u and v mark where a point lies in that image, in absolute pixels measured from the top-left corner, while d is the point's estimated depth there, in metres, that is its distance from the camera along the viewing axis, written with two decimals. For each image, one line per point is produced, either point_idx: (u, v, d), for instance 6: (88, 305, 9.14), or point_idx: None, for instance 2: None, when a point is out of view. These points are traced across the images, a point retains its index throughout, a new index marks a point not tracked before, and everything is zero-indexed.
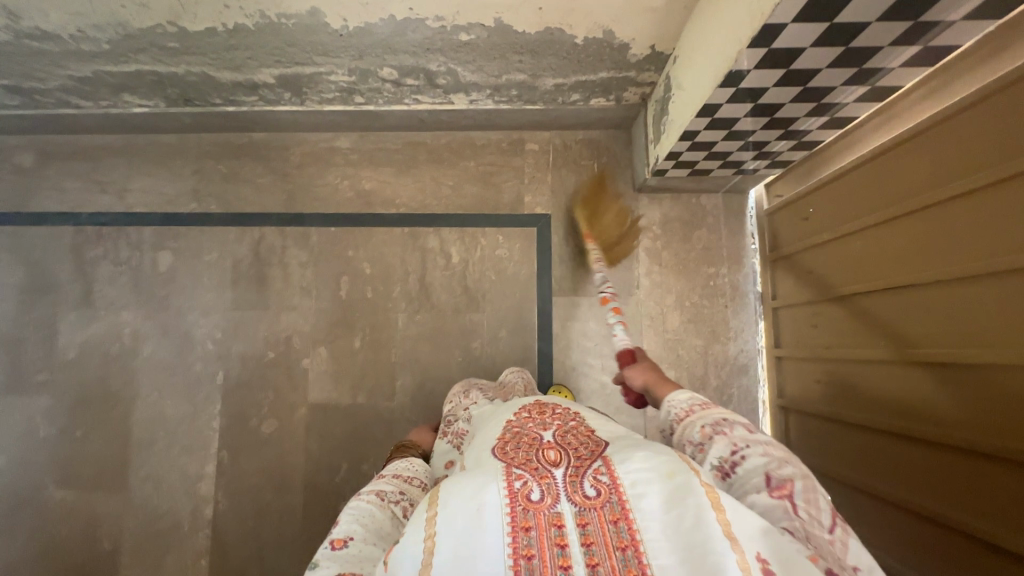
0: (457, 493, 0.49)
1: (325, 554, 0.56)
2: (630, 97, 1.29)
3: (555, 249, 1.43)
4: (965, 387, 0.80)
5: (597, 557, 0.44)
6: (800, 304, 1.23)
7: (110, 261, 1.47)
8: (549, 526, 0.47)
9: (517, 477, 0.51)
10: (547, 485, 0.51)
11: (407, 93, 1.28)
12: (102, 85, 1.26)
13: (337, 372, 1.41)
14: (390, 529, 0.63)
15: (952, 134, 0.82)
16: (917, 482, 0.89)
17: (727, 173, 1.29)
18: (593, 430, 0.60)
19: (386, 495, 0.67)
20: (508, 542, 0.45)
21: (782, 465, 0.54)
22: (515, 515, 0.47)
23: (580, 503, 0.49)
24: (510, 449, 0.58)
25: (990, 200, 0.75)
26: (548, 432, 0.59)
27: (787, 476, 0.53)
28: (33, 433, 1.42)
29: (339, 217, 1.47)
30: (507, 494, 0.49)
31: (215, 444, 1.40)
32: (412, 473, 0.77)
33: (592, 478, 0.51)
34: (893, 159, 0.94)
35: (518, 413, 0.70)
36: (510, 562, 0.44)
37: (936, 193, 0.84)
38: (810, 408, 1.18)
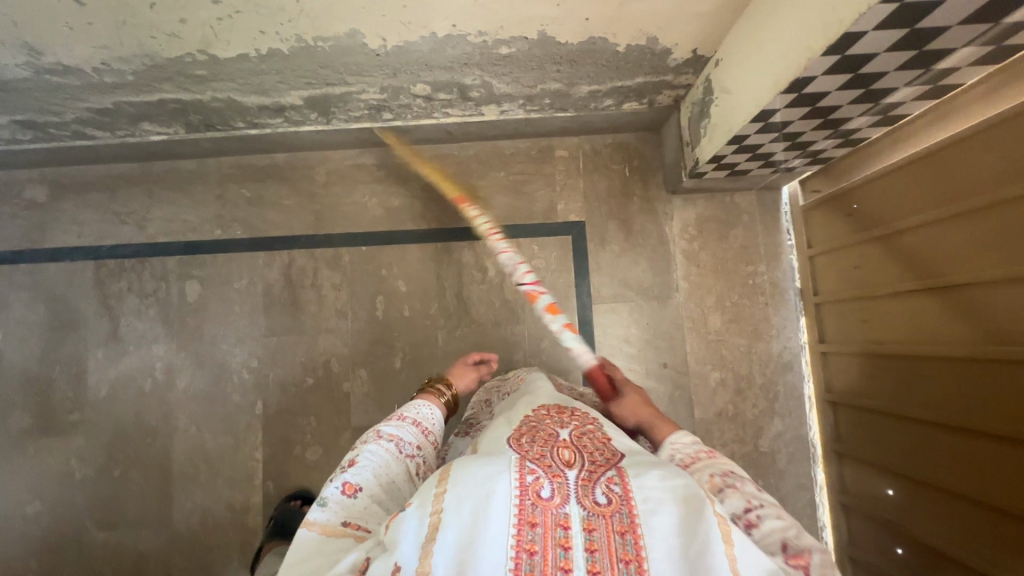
0: (473, 476, 0.57)
1: (337, 496, 0.69)
2: (664, 100, 1.27)
3: (592, 256, 1.42)
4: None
5: (598, 565, 0.52)
6: (847, 300, 1.22)
7: (136, 294, 1.43)
8: (555, 525, 0.55)
9: (530, 472, 0.59)
10: (559, 485, 0.58)
11: (438, 107, 1.25)
12: (122, 115, 1.21)
13: (380, 394, 1.39)
14: (399, 485, 0.74)
15: (1004, 140, 0.83)
16: (983, 477, 0.89)
17: (765, 172, 1.29)
18: (609, 438, 0.68)
19: (404, 450, 0.77)
20: (514, 532, 0.54)
21: (799, 535, 0.57)
22: (524, 510, 0.55)
23: (590, 509, 0.56)
24: (526, 442, 0.66)
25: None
26: (564, 432, 0.68)
27: (803, 537, 0.57)
28: (70, 476, 1.38)
29: (369, 236, 1.44)
30: (518, 486, 0.57)
31: (259, 474, 1.37)
32: (433, 425, 0.86)
33: (604, 487, 0.58)
34: (940, 162, 0.96)
35: (537, 412, 0.76)
36: (513, 553, 0.52)
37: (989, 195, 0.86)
38: (863, 404, 1.18)
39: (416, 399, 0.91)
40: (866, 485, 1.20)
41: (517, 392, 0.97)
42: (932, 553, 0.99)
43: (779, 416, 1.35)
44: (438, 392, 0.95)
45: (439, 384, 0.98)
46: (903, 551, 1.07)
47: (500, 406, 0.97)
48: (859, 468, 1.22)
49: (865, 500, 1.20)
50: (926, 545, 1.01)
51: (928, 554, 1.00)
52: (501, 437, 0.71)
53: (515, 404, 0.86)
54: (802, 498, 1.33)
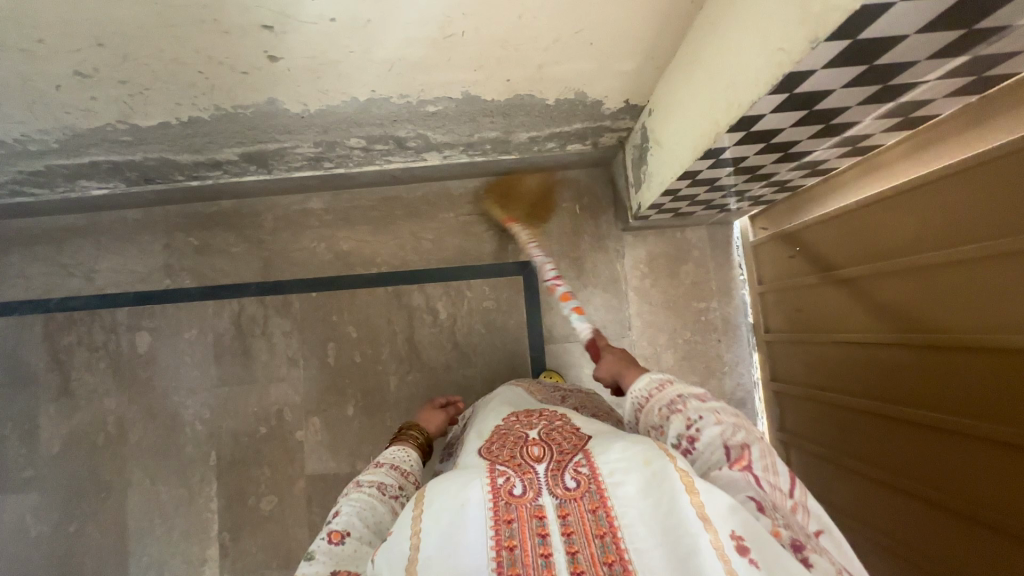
0: (442, 489, 0.55)
1: (323, 547, 0.64)
2: (607, 141, 1.26)
3: (543, 295, 1.41)
4: (959, 452, 0.80)
5: (575, 545, 0.50)
6: (791, 341, 1.22)
7: (86, 347, 1.42)
8: (530, 517, 0.52)
9: (500, 474, 0.57)
10: (530, 480, 0.56)
11: (377, 156, 1.23)
12: (56, 176, 1.20)
13: (333, 441, 1.38)
14: (386, 524, 0.70)
15: (926, 203, 0.84)
16: (913, 533, 0.89)
17: (711, 212, 1.28)
18: (579, 427, 0.66)
19: (385, 491, 0.74)
20: (491, 533, 0.50)
21: (735, 432, 0.59)
22: (498, 510, 0.53)
23: (561, 495, 0.54)
24: (496, 447, 0.64)
25: (962, 274, 0.78)
26: (533, 432, 0.65)
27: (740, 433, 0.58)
28: (26, 532, 1.38)
29: (318, 282, 1.43)
30: (490, 490, 0.54)
31: (215, 526, 1.37)
32: (410, 465, 0.84)
33: (573, 471, 0.56)
34: (870, 217, 0.96)
35: (507, 419, 0.76)
36: (493, 554, 0.49)
37: (930, 251, 0.83)
38: (810, 446, 1.18)
39: (391, 445, 0.88)
40: None
41: (495, 399, 0.94)
42: None
43: None
44: (412, 434, 0.93)
45: (412, 429, 0.95)
46: None
47: (480, 411, 0.94)
48: None
49: None
50: None
51: None
52: (473, 448, 0.69)
53: (487, 415, 0.85)
54: None
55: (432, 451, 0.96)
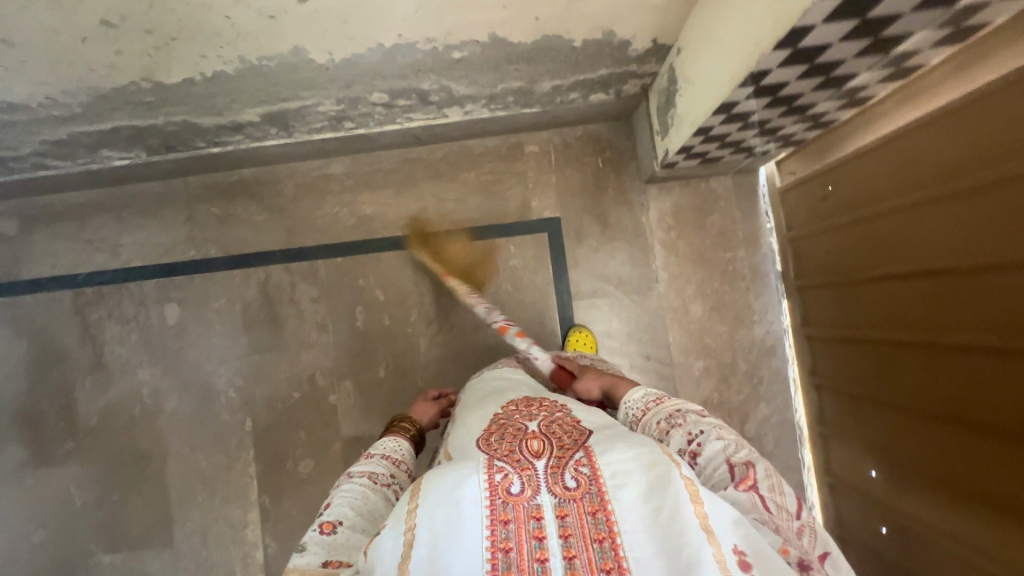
0: (441, 483, 0.55)
1: (315, 538, 0.65)
2: (630, 89, 1.24)
3: (569, 251, 1.40)
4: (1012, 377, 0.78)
5: (573, 549, 0.50)
6: (823, 284, 1.21)
7: (116, 321, 1.43)
8: (528, 518, 0.52)
9: (497, 470, 0.57)
10: (528, 477, 0.57)
11: (399, 113, 1.22)
12: (79, 145, 1.19)
13: (366, 404, 1.40)
14: (379, 512, 0.71)
15: (962, 127, 0.82)
16: (953, 461, 0.90)
17: (738, 157, 1.26)
18: (579, 420, 0.67)
19: (377, 479, 0.75)
20: (487, 533, 0.51)
21: (738, 450, 0.61)
22: (495, 510, 0.53)
23: (560, 494, 0.54)
24: (494, 440, 0.64)
25: (998, 196, 0.77)
26: (532, 423, 0.67)
27: (743, 453, 0.61)
28: (71, 504, 1.41)
29: (343, 247, 1.43)
30: (486, 486, 0.55)
31: (255, 490, 1.39)
32: (404, 454, 0.86)
33: (573, 470, 0.57)
34: (902, 147, 0.94)
35: (505, 407, 0.74)
36: (488, 555, 0.49)
37: (978, 172, 0.80)
38: (844, 386, 1.18)
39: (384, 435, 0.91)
40: (850, 464, 1.20)
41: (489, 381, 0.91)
42: (914, 535, 1.00)
43: (764, 401, 1.35)
44: (404, 424, 0.97)
45: (404, 421, 0.98)
46: (889, 528, 1.08)
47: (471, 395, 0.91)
48: (842, 448, 1.22)
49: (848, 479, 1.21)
50: (909, 527, 1.01)
51: (909, 535, 1.02)
52: (472, 437, 0.69)
53: (484, 400, 0.82)
54: (790, 480, 1.34)
55: (423, 440, 1.00)
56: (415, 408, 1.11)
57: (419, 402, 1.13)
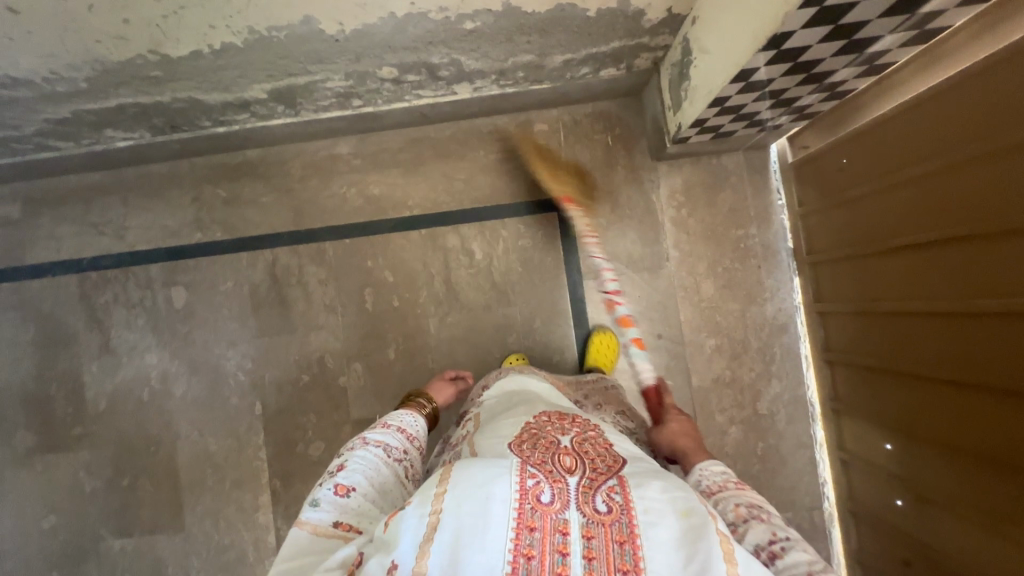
0: (471, 477, 0.58)
1: (330, 497, 0.70)
2: (642, 63, 1.22)
3: (579, 230, 1.39)
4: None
5: (594, 572, 0.51)
6: (838, 260, 1.20)
7: (123, 304, 1.42)
8: (553, 531, 0.55)
9: (530, 476, 0.60)
10: (559, 490, 0.59)
11: (408, 89, 1.21)
12: (83, 124, 1.17)
13: (376, 385, 1.39)
14: (389, 485, 0.76)
15: (981, 91, 0.81)
16: (977, 430, 0.90)
17: (751, 131, 1.25)
18: (610, 444, 0.69)
19: (391, 454, 0.80)
20: (512, 536, 0.53)
21: (824, 569, 0.57)
22: (523, 514, 0.55)
23: (589, 515, 0.56)
24: (527, 447, 0.66)
25: (1018, 158, 0.76)
26: (565, 439, 0.69)
27: (829, 572, 0.56)
28: (81, 489, 1.40)
29: (351, 228, 1.41)
30: (518, 490, 0.57)
31: (266, 473, 1.39)
32: (417, 431, 0.90)
33: (604, 495, 0.58)
34: (919, 116, 0.93)
35: (538, 418, 0.76)
36: (510, 558, 0.52)
37: (995, 137, 0.79)
38: (858, 361, 1.18)
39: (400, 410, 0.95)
40: (865, 440, 1.20)
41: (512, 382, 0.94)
42: (936, 507, 1.00)
43: (777, 379, 1.35)
44: (421, 403, 1.00)
45: (420, 398, 1.02)
46: (905, 502, 1.08)
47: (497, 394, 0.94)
48: (856, 424, 1.22)
49: (862, 455, 1.21)
50: (931, 500, 1.01)
51: (930, 507, 1.01)
52: (502, 440, 0.71)
53: (512, 405, 0.85)
54: (802, 457, 1.34)
55: (438, 419, 1.03)
56: (431, 386, 1.13)
57: (437, 380, 1.16)
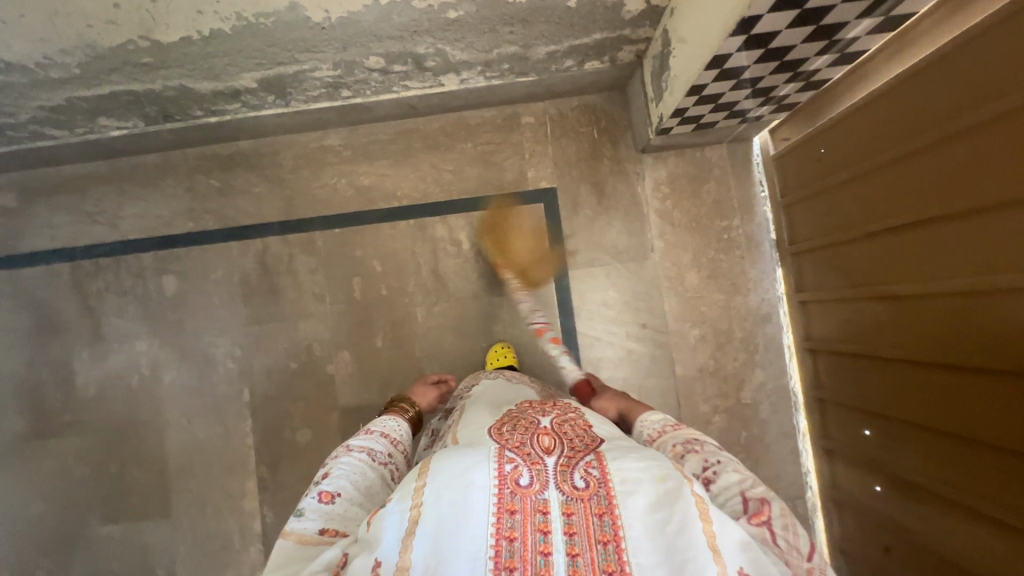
0: (450, 467, 0.59)
1: (314, 505, 0.69)
2: (625, 56, 1.25)
3: (565, 221, 1.41)
4: (1008, 315, 0.79)
5: (576, 547, 0.53)
6: (817, 248, 1.22)
7: (115, 292, 1.43)
8: (534, 511, 0.55)
9: (508, 461, 0.60)
10: (537, 472, 0.59)
11: (395, 80, 1.23)
12: (77, 112, 1.20)
13: (364, 373, 1.40)
14: (376, 489, 0.75)
15: (946, 74, 0.84)
16: (951, 408, 0.91)
17: (732, 123, 1.27)
18: (590, 425, 0.69)
19: (376, 457, 0.79)
20: (494, 521, 0.54)
21: (753, 486, 0.65)
22: (502, 498, 0.56)
23: (568, 493, 0.57)
24: (506, 431, 0.67)
25: (986, 136, 0.78)
26: (546, 419, 0.69)
27: (756, 489, 0.64)
28: (69, 475, 1.41)
29: (340, 218, 1.43)
30: (496, 476, 0.58)
31: (253, 460, 1.40)
32: (401, 434, 0.88)
33: (582, 471, 0.59)
34: (889, 102, 0.95)
35: (520, 404, 0.78)
36: (493, 542, 0.53)
37: (961, 118, 0.82)
38: (837, 348, 1.19)
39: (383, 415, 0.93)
40: (843, 426, 1.21)
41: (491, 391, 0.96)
42: (915, 489, 1.00)
43: (760, 368, 1.36)
44: (403, 407, 0.97)
45: (403, 403, 1.00)
46: (884, 486, 1.09)
47: (478, 394, 0.95)
48: (836, 411, 1.23)
49: (842, 442, 1.22)
50: (909, 482, 1.02)
51: (908, 488, 1.02)
52: (484, 427, 0.73)
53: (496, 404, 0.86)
54: (786, 446, 1.35)
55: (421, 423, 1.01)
56: (415, 390, 1.11)
57: (419, 384, 1.14)
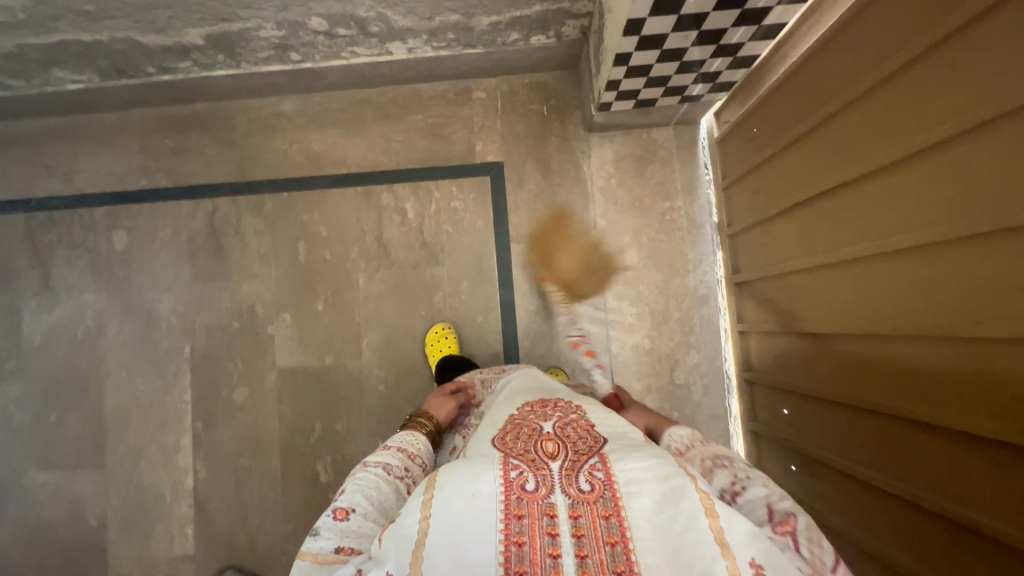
0: (457, 475, 0.59)
1: (328, 523, 0.65)
2: (569, 32, 1.27)
3: (510, 196, 1.43)
4: (897, 273, 0.79)
5: (585, 549, 0.52)
6: (750, 227, 1.23)
7: (66, 245, 1.46)
8: (541, 515, 0.55)
9: (513, 467, 0.60)
10: (543, 477, 0.59)
11: (342, 45, 1.25)
12: (30, 61, 1.23)
13: (303, 336, 1.41)
14: (391, 505, 0.70)
15: (857, 38, 0.86)
16: (850, 378, 0.91)
17: (673, 102, 1.26)
18: (592, 424, 0.70)
19: (391, 471, 0.73)
20: (501, 526, 0.53)
21: (781, 498, 0.60)
22: (509, 504, 0.56)
23: (574, 496, 0.57)
24: (510, 439, 0.67)
25: (886, 95, 0.80)
26: (548, 424, 0.70)
27: (789, 502, 0.60)
28: (9, 422, 1.43)
29: (290, 182, 1.45)
30: (502, 483, 0.58)
31: (189, 416, 1.41)
32: (419, 448, 0.82)
33: (587, 474, 0.59)
34: (813, 71, 0.97)
35: (521, 407, 0.77)
36: (502, 548, 0.51)
37: (865, 80, 0.83)
38: (764, 326, 1.20)
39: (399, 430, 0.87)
40: (768, 407, 1.21)
41: (505, 387, 0.94)
42: (821, 464, 1.00)
43: (694, 349, 1.36)
44: (420, 422, 0.90)
45: (421, 416, 0.91)
46: (797, 465, 1.09)
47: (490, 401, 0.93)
48: (763, 392, 1.23)
49: (767, 424, 1.21)
50: (815, 457, 1.01)
51: (816, 465, 1.02)
52: (486, 438, 0.72)
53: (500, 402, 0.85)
54: (716, 429, 1.34)
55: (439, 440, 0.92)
56: (430, 401, 0.98)
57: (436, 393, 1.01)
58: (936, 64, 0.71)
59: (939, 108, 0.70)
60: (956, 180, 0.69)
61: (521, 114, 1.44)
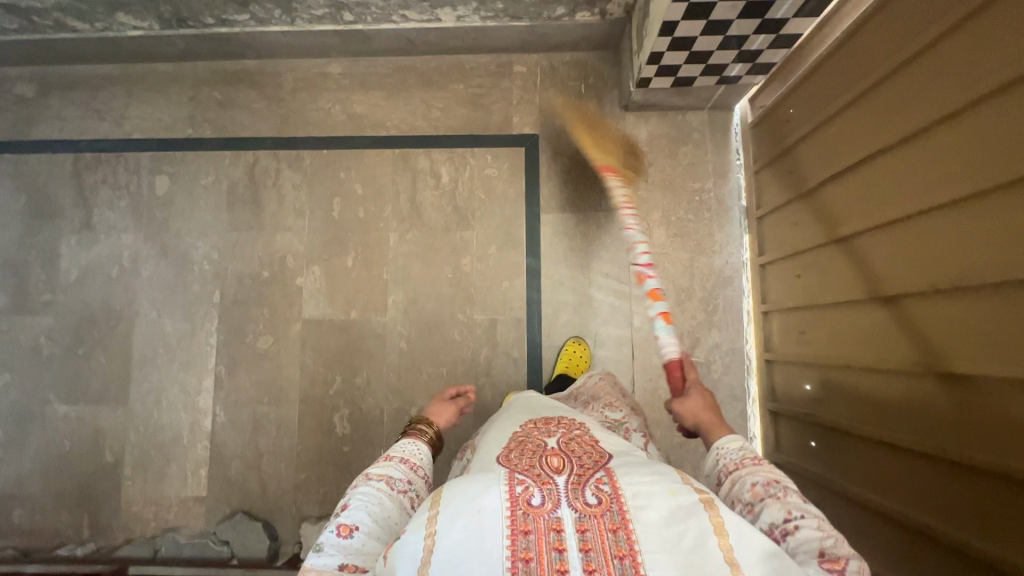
0: (461, 492, 0.54)
1: (332, 538, 0.62)
2: (614, 10, 1.31)
3: (543, 167, 1.46)
4: (930, 232, 0.81)
5: (593, 564, 0.48)
6: (780, 207, 1.25)
7: (109, 186, 1.51)
8: (548, 530, 0.51)
9: (518, 482, 0.56)
10: (548, 491, 0.55)
11: (394, 9, 1.31)
12: (97, 2, 1.29)
13: (331, 289, 1.44)
14: (395, 521, 0.66)
15: (896, 12, 0.88)
16: (879, 343, 0.92)
17: (710, 84, 1.29)
18: (596, 441, 0.69)
19: (394, 485, 0.70)
20: (508, 543, 0.49)
21: (837, 545, 0.53)
22: (515, 519, 0.51)
23: (580, 509, 0.53)
24: (514, 456, 0.64)
25: (922, 63, 0.82)
26: (552, 441, 0.68)
27: (845, 549, 0.53)
28: (39, 353, 1.46)
29: (330, 140, 1.50)
30: (507, 497, 0.53)
31: (213, 360, 1.44)
32: (421, 459, 0.79)
33: (593, 487, 0.55)
34: (851, 49, 1.00)
35: (523, 426, 0.76)
36: (508, 564, 0.47)
37: (903, 50, 0.86)
38: (789, 304, 1.21)
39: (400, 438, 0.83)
40: (789, 385, 1.21)
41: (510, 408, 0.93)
42: (845, 436, 1.00)
43: (716, 329, 1.37)
44: (421, 428, 0.86)
45: (421, 422, 0.88)
46: (817, 439, 1.09)
47: (496, 416, 0.93)
48: (783, 369, 1.24)
49: (788, 402, 1.21)
50: (839, 429, 1.01)
51: (840, 438, 1.01)
52: (492, 457, 0.70)
53: (508, 419, 0.84)
54: (734, 410, 1.34)
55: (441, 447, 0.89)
56: (429, 408, 0.98)
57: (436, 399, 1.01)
58: (971, 28, 0.73)
59: (973, 69, 0.73)
60: (991, 134, 0.70)
61: (559, 90, 1.48)
